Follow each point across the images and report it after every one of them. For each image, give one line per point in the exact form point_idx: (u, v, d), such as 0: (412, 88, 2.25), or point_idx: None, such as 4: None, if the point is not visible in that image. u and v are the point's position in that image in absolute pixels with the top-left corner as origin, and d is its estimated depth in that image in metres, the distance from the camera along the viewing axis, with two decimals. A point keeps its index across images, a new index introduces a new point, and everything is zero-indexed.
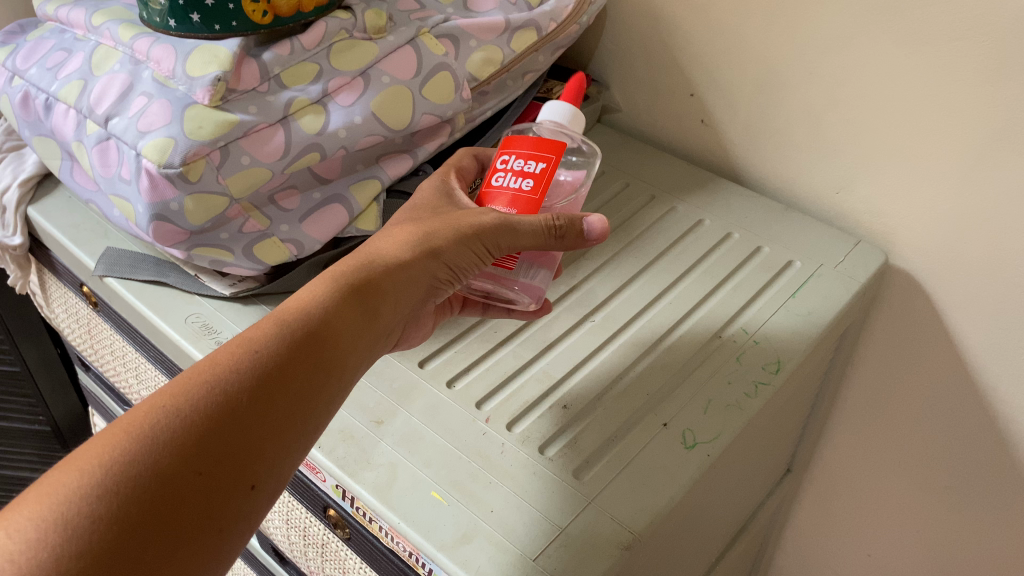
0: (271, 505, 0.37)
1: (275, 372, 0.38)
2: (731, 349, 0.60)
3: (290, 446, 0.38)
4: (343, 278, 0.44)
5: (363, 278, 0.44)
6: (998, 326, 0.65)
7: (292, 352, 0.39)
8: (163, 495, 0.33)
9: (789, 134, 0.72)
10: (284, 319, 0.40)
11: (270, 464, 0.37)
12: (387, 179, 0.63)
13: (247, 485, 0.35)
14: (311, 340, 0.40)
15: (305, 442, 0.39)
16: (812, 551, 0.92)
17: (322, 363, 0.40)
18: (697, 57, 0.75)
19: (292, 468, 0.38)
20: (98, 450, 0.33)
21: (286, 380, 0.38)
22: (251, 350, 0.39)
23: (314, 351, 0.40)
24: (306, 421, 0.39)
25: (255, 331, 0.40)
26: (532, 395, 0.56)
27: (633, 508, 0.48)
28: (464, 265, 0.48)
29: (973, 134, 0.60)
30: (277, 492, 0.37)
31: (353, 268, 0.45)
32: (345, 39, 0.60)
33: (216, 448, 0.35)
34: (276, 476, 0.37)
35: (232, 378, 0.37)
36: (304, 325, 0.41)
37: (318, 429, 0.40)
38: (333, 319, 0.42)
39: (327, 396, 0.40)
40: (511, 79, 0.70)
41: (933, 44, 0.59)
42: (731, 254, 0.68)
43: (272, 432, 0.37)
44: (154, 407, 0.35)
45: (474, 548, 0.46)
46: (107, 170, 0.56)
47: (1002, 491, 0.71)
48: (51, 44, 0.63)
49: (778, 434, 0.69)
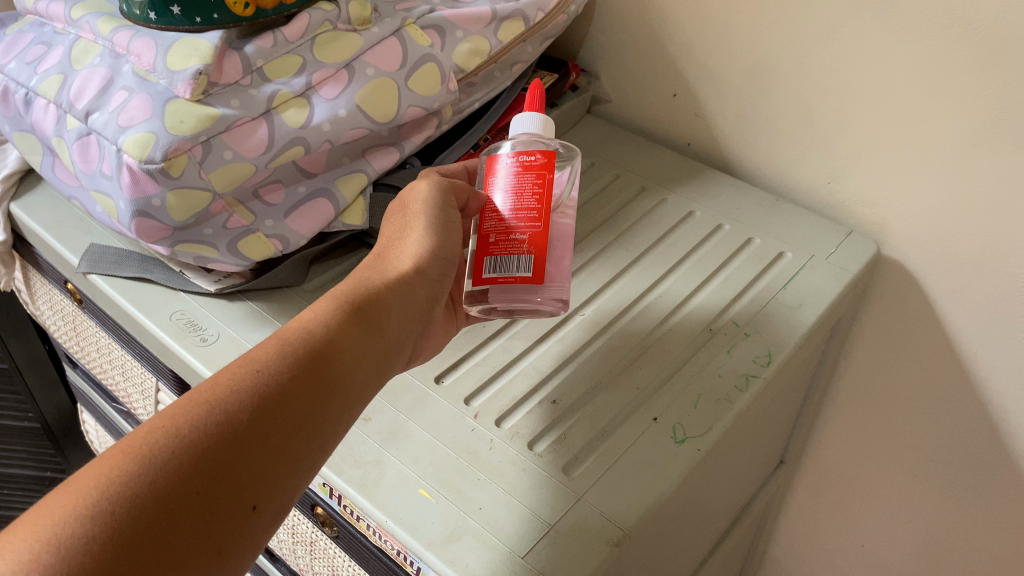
0: (272, 529, 0.36)
1: (278, 391, 0.38)
2: (722, 342, 0.59)
3: (292, 468, 0.37)
4: (345, 297, 0.44)
5: (361, 292, 0.45)
6: (990, 315, 0.65)
7: (297, 371, 0.39)
8: (161, 517, 0.32)
9: (779, 125, 0.71)
10: (287, 338, 0.40)
11: (273, 485, 0.36)
12: (373, 172, 0.62)
13: (247, 506, 0.35)
14: (314, 358, 0.40)
15: (310, 467, 0.38)
16: (806, 542, 0.92)
17: (326, 381, 0.40)
18: (686, 46, 0.74)
19: (296, 493, 0.37)
20: (94, 472, 0.32)
21: (289, 400, 0.38)
22: (253, 370, 0.38)
23: (317, 369, 0.40)
24: (310, 442, 0.38)
25: (258, 351, 0.40)
26: (521, 391, 0.55)
27: (623, 503, 0.48)
28: (449, 249, 0.50)
29: (964, 121, 0.59)
30: (279, 516, 0.37)
31: (350, 285, 0.45)
32: (329, 31, 0.59)
33: (216, 468, 0.34)
34: (278, 499, 0.36)
35: (234, 398, 0.37)
36: (306, 343, 0.40)
37: (325, 452, 0.39)
38: (336, 336, 0.41)
39: (333, 417, 0.40)
40: (499, 71, 0.69)
41: (924, 33, 0.59)
42: (722, 245, 0.68)
43: (274, 452, 0.36)
44: (153, 428, 0.34)
45: (462, 546, 0.45)
46: (88, 165, 0.56)
47: (996, 480, 0.71)
48: (30, 37, 0.62)
49: (770, 427, 0.69)
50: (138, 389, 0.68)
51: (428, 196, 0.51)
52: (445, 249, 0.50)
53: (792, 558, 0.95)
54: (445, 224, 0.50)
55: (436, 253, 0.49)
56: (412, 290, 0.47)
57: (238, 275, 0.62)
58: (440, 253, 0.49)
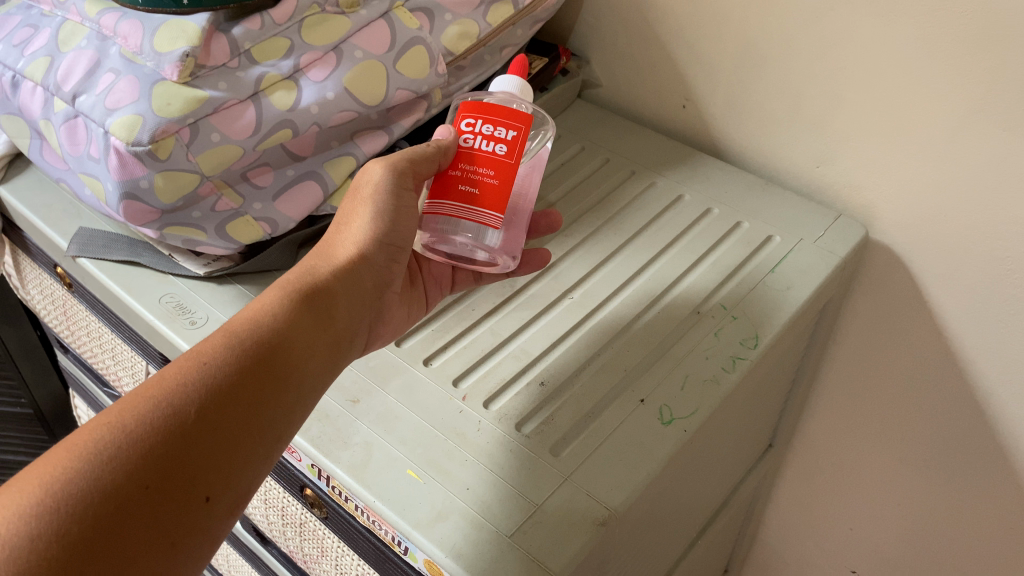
0: (230, 520, 0.37)
1: (227, 384, 0.38)
2: (709, 324, 0.59)
3: (246, 460, 0.38)
4: (293, 287, 0.44)
5: (310, 284, 0.44)
6: (978, 298, 0.65)
7: (244, 364, 0.39)
8: (111, 513, 0.33)
9: (768, 107, 0.71)
10: (236, 330, 0.40)
11: (225, 477, 0.37)
12: (362, 156, 0.62)
13: (200, 498, 0.36)
14: (262, 351, 0.40)
15: (265, 458, 0.39)
16: (795, 524, 0.93)
17: (275, 372, 0.40)
18: (677, 30, 0.74)
19: (252, 484, 0.38)
20: (41, 470, 0.33)
21: (238, 392, 0.38)
22: (200, 363, 0.38)
23: (266, 363, 0.40)
24: (262, 432, 0.39)
25: (205, 344, 0.40)
26: (509, 373, 0.55)
27: (610, 483, 0.48)
28: (397, 235, 0.49)
29: (949, 105, 0.60)
30: (237, 505, 0.38)
31: (298, 274, 0.45)
32: (316, 13, 0.58)
33: (163, 462, 0.35)
34: (232, 490, 0.37)
35: (180, 391, 0.37)
36: (255, 334, 0.41)
37: (279, 442, 0.40)
38: (286, 326, 0.42)
39: (286, 406, 0.40)
40: (488, 54, 0.69)
41: (911, 15, 0.59)
42: (711, 229, 0.68)
43: (224, 442, 0.37)
44: (99, 423, 0.35)
45: (449, 526, 0.46)
46: (76, 148, 0.56)
47: (981, 463, 0.72)
48: (17, 20, 0.62)
49: (759, 408, 0.69)
50: (129, 373, 0.68)
51: (383, 181, 0.49)
52: (394, 236, 0.49)
53: (782, 540, 0.95)
54: (396, 211, 0.49)
55: (385, 240, 0.48)
56: (360, 279, 0.47)
57: (226, 259, 0.62)
58: (389, 240, 0.49)
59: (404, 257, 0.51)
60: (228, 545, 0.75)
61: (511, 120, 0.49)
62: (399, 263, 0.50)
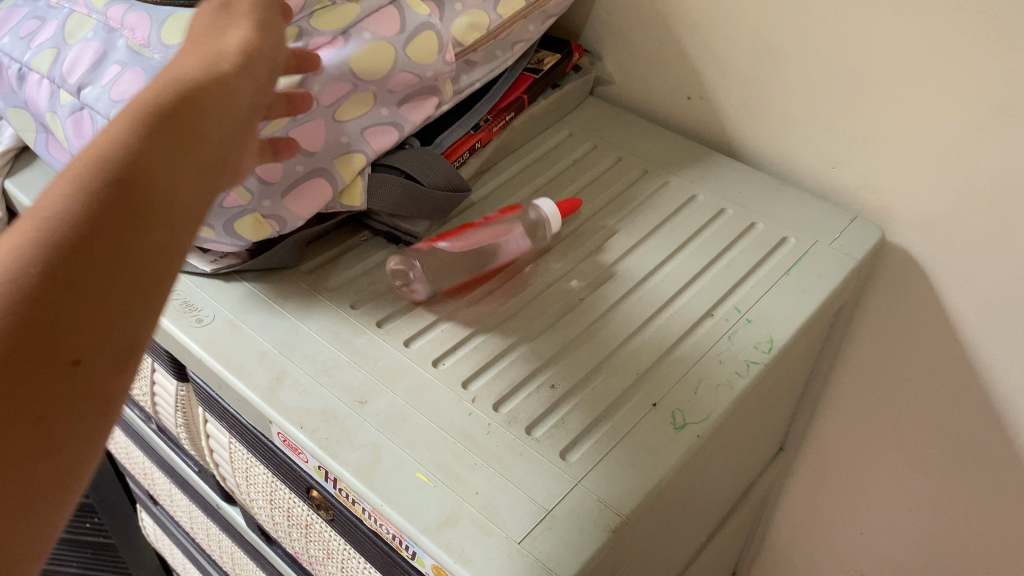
0: (116, 386, 0.30)
1: (82, 224, 0.29)
2: (723, 327, 0.58)
3: (125, 307, 0.30)
4: (150, 107, 0.34)
5: (174, 98, 0.35)
6: (996, 303, 0.64)
7: (106, 193, 0.30)
8: None
9: (784, 107, 0.70)
10: (95, 159, 0.31)
11: (100, 336, 0.29)
12: (371, 152, 0.61)
13: (71, 360, 0.28)
14: (129, 175, 0.31)
15: (151, 307, 0.32)
16: (805, 529, 0.92)
17: (145, 206, 0.31)
18: (691, 27, 0.73)
19: (140, 338, 0.31)
20: None
21: (100, 232, 0.30)
22: (39, 208, 0.29)
23: (132, 194, 0.31)
24: (141, 276, 0.31)
25: (45, 188, 0.30)
26: (519, 376, 0.55)
27: (622, 489, 0.48)
28: (254, 68, 0.41)
29: (970, 106, 0.59)
30: (120, 368, 0.30)
31: (152, 97, 0.35)
32: (326, 7, 0.56)
33: (17, 335, 0.27)
34: (110, 349, 0.30)
35: (14, 247, 0.28)
36: (114, 158, 0.31)
37: (162, 288, 0.32)
38: (154, 149, 0.33)
39: (165, 244, 0.32)
40: (500, 49, 0.68)
41: (932, 15, 0.58)
42: (724, 230, 0.67)
43: (96, 297, 0.29)
44: None
45: (458, 531, 0.45)
46: (81, 141, 0.55)
47: (997, 469, 0.71)
48: (23, 11, 0.61)
49: (771, 412, 0.68)
50: None
51: (248, 33, 0.43)
52: (249, 70, 0.41)
53: (790, 544, 0.95)
54: (245, 55, 0.41)
55: (245, 75, 0.40)
56: (232, 105, 0.38)
57: (233, 256, 0.61)
58: (246, 74, 0.40)
59: (270, 85, 0.44)
60: (234, 543, 0.75)
61: (526, 227, 0.61)
62: (265, 89, 0.43)
